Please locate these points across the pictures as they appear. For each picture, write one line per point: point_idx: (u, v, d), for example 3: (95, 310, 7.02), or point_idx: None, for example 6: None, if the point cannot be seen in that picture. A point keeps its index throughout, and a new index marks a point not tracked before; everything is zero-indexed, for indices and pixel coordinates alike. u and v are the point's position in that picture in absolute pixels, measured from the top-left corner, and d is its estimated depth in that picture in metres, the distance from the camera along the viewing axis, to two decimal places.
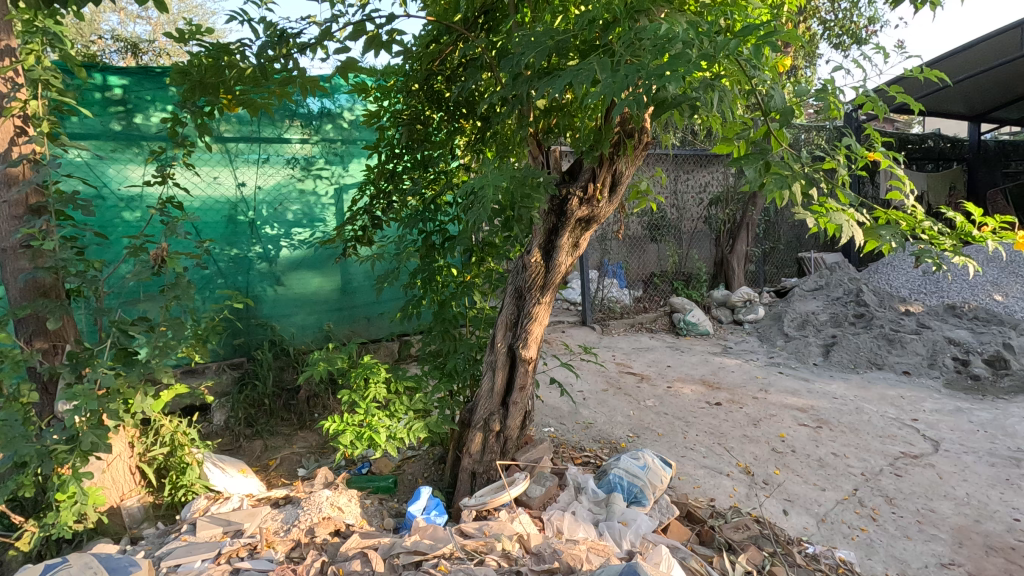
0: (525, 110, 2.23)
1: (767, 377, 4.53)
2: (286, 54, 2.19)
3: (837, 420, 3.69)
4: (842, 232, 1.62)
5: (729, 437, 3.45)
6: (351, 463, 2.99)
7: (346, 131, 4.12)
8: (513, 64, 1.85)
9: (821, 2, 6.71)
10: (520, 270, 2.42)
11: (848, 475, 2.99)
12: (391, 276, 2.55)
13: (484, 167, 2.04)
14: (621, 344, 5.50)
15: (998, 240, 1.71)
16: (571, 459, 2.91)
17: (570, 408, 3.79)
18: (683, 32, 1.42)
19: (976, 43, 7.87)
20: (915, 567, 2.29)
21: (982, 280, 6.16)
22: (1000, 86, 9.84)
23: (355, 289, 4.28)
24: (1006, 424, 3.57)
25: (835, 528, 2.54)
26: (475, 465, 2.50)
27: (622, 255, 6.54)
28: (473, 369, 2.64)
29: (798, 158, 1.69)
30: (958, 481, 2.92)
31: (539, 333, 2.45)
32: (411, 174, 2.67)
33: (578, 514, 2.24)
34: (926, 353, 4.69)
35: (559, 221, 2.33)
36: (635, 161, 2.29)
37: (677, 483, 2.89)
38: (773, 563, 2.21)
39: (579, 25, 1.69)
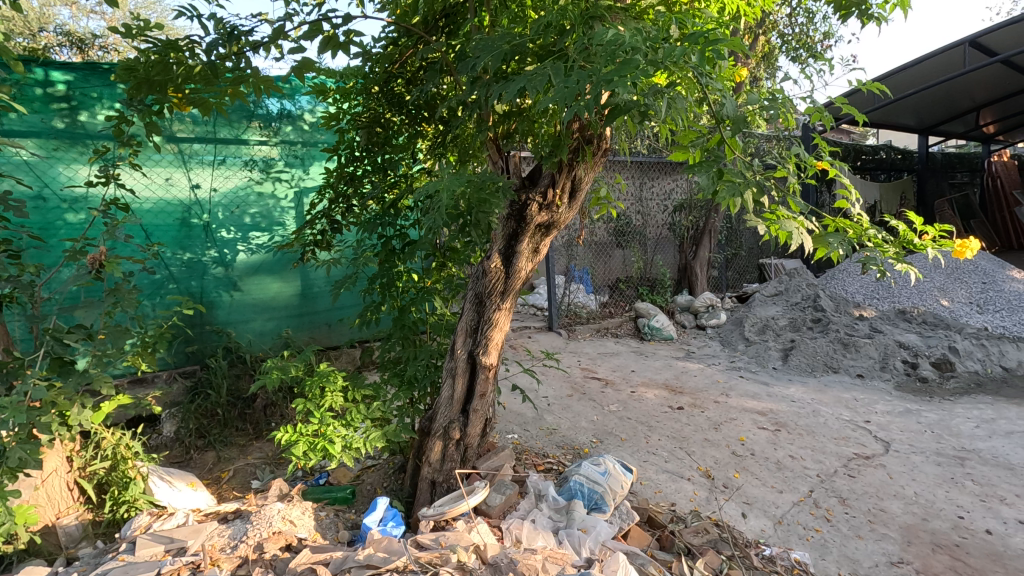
0: (484, 114, 2.21)
1: (728, 381, 4.62)
2: (238, 52, 2.11)
3: (795, 423, 3.77)
4: (792, 240, 1.64)
5: (691, 441, 3.49)
6: (308, 473, 2.92)
7: (306, 133, 4.03)
8: (469, 69, 1.83)
9: (779, 17, 6.94)
10: (480, 275, 2.39)
11: (804, 477, 3.05)
12: (349, 281, 2.46)
13: (443, 172, 2.01)
14: (586, 349, 5.53)
15: (938, 249, 1.78)
16: (534, 466, 2.90)
17: (534, 414, 3.78)
18: (633, 38, 1.43)
19: (922, 60, 8.25)
20: (867, 566, 2.34)
21: (930, 285, 6.44)
22: (946, 100, 10.32)
23: (315, 294, 4.18)
24: (952, 425, 3.72)
25: (791, 530, 2.58)
26: (435, 474, 2.45)
27: (588, 261, 6.78)
28: (433, 376, 2.61)
29: (750, 165, 1.72)
30: (907, 480, 3.01)
31: (499, 339, 2.42)
32: (371, 176, 2.60)
33: (538, 522, 2.21)
34: (879, 356, 4.85)
35: (519, 226, 2.32)
36: (594, 168, 2.28)
37: (639, 488, 2.90)
38: (731, 566, 2.23)
39: (535, 30, 1.68)
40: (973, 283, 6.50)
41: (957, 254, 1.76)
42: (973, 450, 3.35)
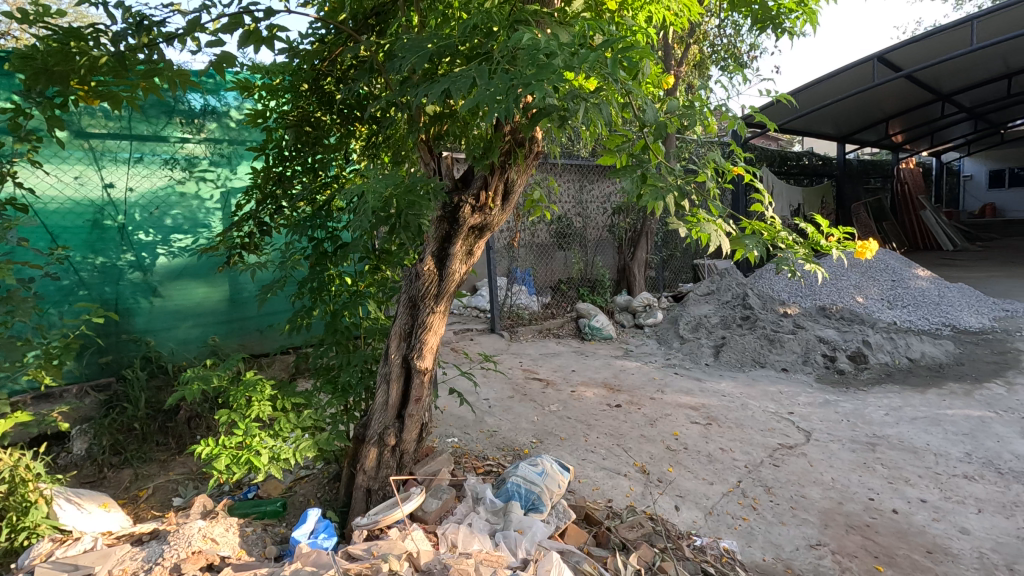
0: (415, 114, 2.18)
1: (664, 378, 4.77)
2: (150, 44, 1.98)
3: (725, 417, 3.94)
4: (711, 241, 1.73)
5: (628, 437, 3.58)
6: (236, 488, 2.78)
7: (233, 131, 3.85)
8: (395, 69, 1.81)
9: (709, 28, 7.27)
10: (413, 279, 2.36)
11: (733, 468, 3.19)
12: (276, 286, 2.32)
13: (373, 173, 1.96)
14: (528, 350, 5.56)
15: (842, 250, 1.91)
16: (473, 469, 2.89)
17: (475, 417, 3.78)
18: (551, 43, 1.46)
19: (837, 73, 8.86)
20: (788, 550, 2.47)
21: (847, 283, 6.89)
22: (860, 111, 11.10)
23: (244, 300, 4.01)
24: (865, 413, 3.99)
25: (720, 520, 2.69)
26: (370, 482, 2.39)
27: (530, 262, 6.89)
28: (367, 382, 2.54)
29: (673, 170, 1.79)
30: (825, 467, 3.20)
31: (434, 343, 2.40)
32: (301, 177, 2.50)
33: (474, 525, 2.20)
34: (801, 351, 5.13)
35: (452, 228, 2.31)
36: (526, 171, 2.29)
37: (577, 486, 2.94)
38: (664, 558, 2.27)
39: (461, 32, 1.67)
40: (884, 282, 7.04)
41: (858, 255, 1.89)
42: (882, 436, 3.60)
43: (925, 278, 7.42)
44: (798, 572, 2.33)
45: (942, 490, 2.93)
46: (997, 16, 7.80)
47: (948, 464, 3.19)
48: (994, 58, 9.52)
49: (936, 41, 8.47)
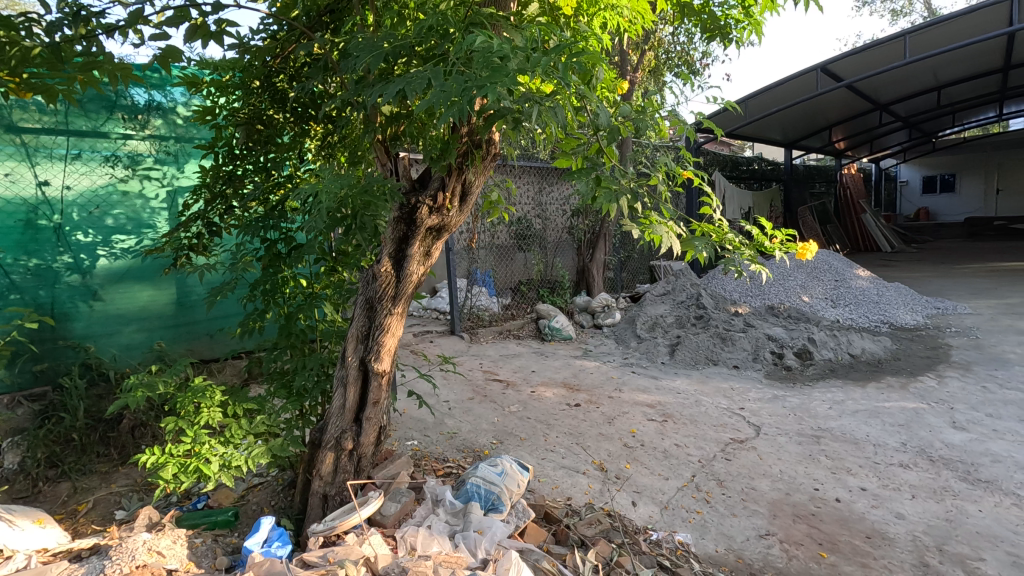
0: (371, 113, 2.15)
1: (621, 377, 4.87)
2: (88, 35, 1.89)
3: (680, 413, 4.05)
4: (664, 243, 1.80)
5: (586, 436, 3.63)
6: (184, 498, 2.69)
7: (180, 128, 3.71)
8: (349, 69, 1.80)
9: (664, 36, 7.48)
10: (370, 280, 2.33)
11: (687, 463, 3.28)
12: (226, 288, 2.24)
13: (327, 173, 1.93)
14: (488, 351, 5.58)
15: (784, 251, 2.00)
16: (433, 471, 2.88)
17: (435, 419, 3.76)
18: (505, 46, 1.48)
19: (784, 82, 9.27)
20: (739, 541, 2.56)
21: (795, 282, 7.20)
22: (805, 118, 11.62)
23: (193, 303, 3.86)
24: (810, 407, 4.17)
25: (675, 513, 2.77)
26: (327, 488, 2.35)
27: (490, 264, 6.89)
28: (324, 386, 2.49)
29: (626, 173, 1.86)
30: (774, 460, 3.33)
31: (392, 345, 2.37)
32: (253, 176, 2.42)
33: (434, 527, 2.19)
34: (751, 348, 5.33)
35: (409, 229, 2.29)
36: (484, 172, 2.30)
37: (537, 486, 2.97)
38: (621, 553, 2.31)
39: (415, 33, 1.67)
40: (827, 283, 7.40)
41: (800, 256, 1.98)
42: (826, 429, 3.78)
43: (865, 278, 7.82)
44: (748, 561, 2.41)
45: (880, 478, 3.10)
46: (928, 32, 8.31)
47: (885, 453, 3.38)
48: (925, 72, 10.14)
49: (873, 54, 8.96)
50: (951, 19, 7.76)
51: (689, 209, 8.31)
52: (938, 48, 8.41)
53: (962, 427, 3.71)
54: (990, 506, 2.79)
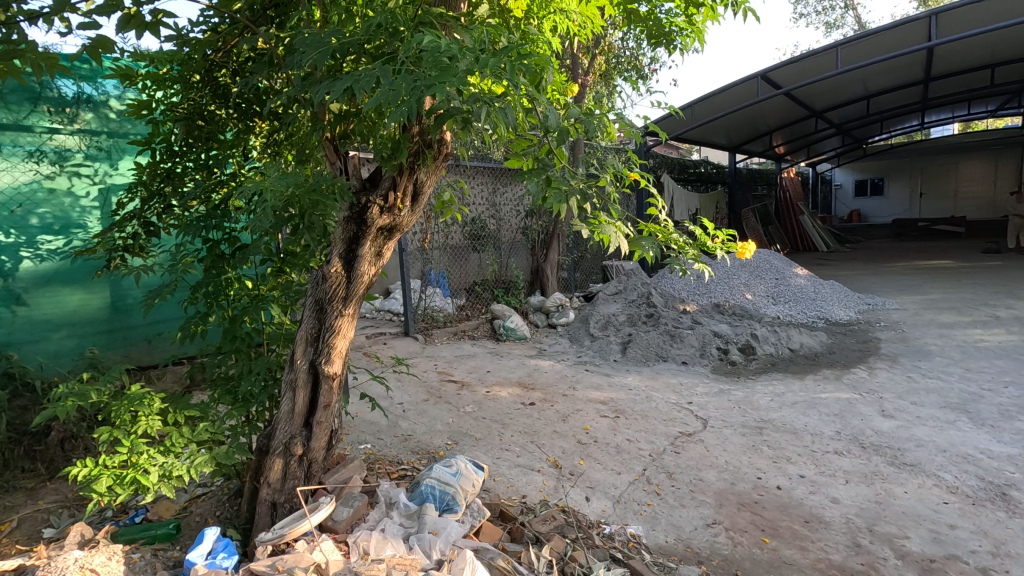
0: (318, 111, 2.10)
1: (575, 375, 4.94)
2: (7, 22, 1.76)
3: (632, 409, 4.15)
4: (612, 243, 1.86)
5: (541, 434, 3.67)
6: (121, 512, 2.55)
7: (113, 123, 3.52)
8: (296, 64, 1.76)
9: (614, 40, 7.66)
10: (320, 281, 2.29)
11: (639, 458, 3.36)
12: (165, 291, 2.14)
13: (273, 171, 1.87)
14: (443, 352, 5.56)
15: (725, 250, 2.09)
16: (388, 474, 2.85)
17: (389, 422, 3.72)
18: (454, 46, 1.49)
19: (727, 88, 9.66)
20: (688, 530, 2.65)
21: (739, 281, 7.50)
22: (747, 123, 12.13)
23: (129, 307, 3.72)
24: (753, 400, 4.36)
25: (627, 507, 2.83)
26: (275, 495, 2.28)
27: (445, 264, 6.87)
28: (271, 391, 2.42)
29: (575, 174, 1.91)
30: (720, 451, 3.46)
31: (343, 347, 2.33)
32: (193, 174, 2.32)
33: (387, 530, 2.16)
34: (698, 345, 5.52)
35: (359, 229, 2.26)
36: (435, 172, 2.29)
37: (493, 485, 2.98)
38: (575, 548, 2.35)
39: (363, 30, 1.65)
40: (769, 281, 7.75)
41: (739, 255, 2.08)
42: (768, 420, 3.96)
43: (803, 276, 8.24)
44: (696, 550, 2.50)
45: (817, 465, 3.27)
46: (857, 44, 8.83)
47: (822, 442, 3.57)
48: (856, 82, 10.76)
49: (808, 63, 9.44)
50: (878, 32, 8.27)
51: (639, 210, 8.53)
52: (867, 60, 8.95)
53: (890, 415, 3.96)
54: (915, 487, 3.00)
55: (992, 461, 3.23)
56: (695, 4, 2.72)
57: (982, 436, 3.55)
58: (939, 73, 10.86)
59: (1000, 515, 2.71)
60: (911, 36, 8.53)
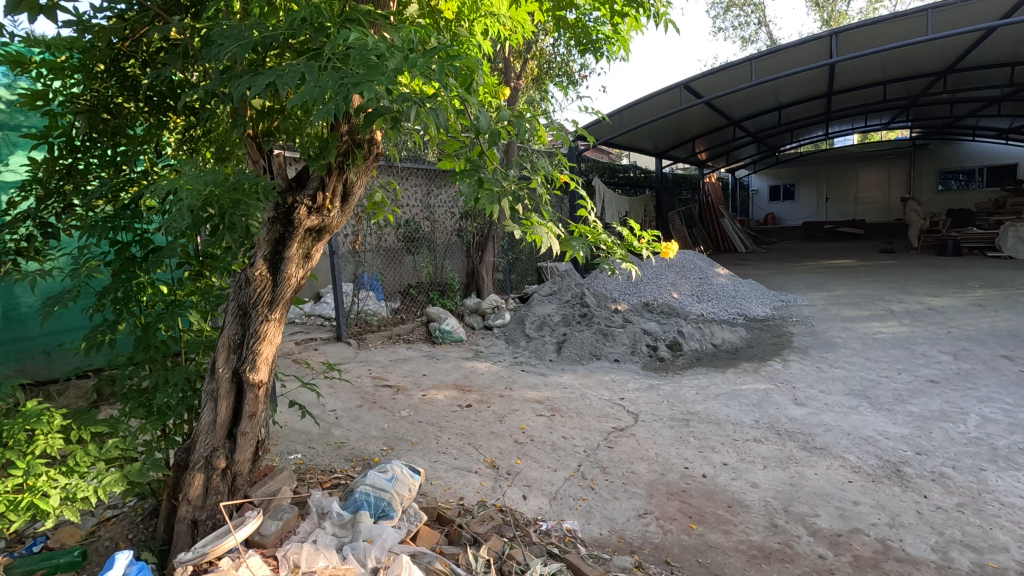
0: (239, 106, 2.00)
1: (511, 376, 4.99)
2: None
3: (567, 407, 4.24)
4: (543, 243, 1.91)
5: (478, 435, 3.67)
6: (15, 543, 2.33)
7: (2, 115, 3.22)
8: (213, 57, 1.68)
9: (544, 46, 7.81)
10: (243, 285, 2.18)
11: (574, 454, 3.44)
12: (65, 297, 1.97)
13: (189, 168, 1.76)
14: (377, 357, 5.45)
15: (651, 251, 2.19)
16: (320, 484, 2.76)
17: (321, 430, 3.60)
18: (381, 44, 1.47)
19: (652, 96, 10.09)
20: (621, 522, 2.74)
21: (666, 280, 7.84)
22: (672, 130, 12.71)
23: (24, 318, 3.41)
24: (680, 393, 4.57)
25: (563, 503, 2.89)
26: (196, 512, 2.15)
27: (378, 267, 6.73)
28: (190, 402, 2.28)
29: (507, 176, 1.95)
30: (650, 444, 3.61)
31: (270, 353, 2.23)
32: (99, 172, 2.16)
33: (320, 542, 2.08)
34: (629, 342, 5.72)
35: (286, 230, 2.18)
36: (366, 172, 2.25)
37: (430, 489, 2.96)
38: (512, 546, 2.36)
39: (285, 25, 1.60)
40: (693, 280, 8.15)
41: (664, 255, 2.18)
42: (694, 412, 4.16)
43: (724, 275, 8.73)
44: (629, 540, 2.58)
45: (738, 453, 3.47)
46: (769, 58, 9.47)
47: (742, 430, 3.80)
48: (768, 93, 11.53)
49: (725, 75, 10.03)
50: (786, 48, 8.90)
51: (572, 212, 8.73)
52: (778, 73, 9.61)
53: (802, 403, 4.27)
54: (823, 469, 3.25)
55: (889, 441, 3.55)
56: (620, 13, 2.82)
57: (880, 419, 3.90)
58: (839, 87, 11.83)
59: (895, 490, 2.99)
60: (815, 53, 9.26)
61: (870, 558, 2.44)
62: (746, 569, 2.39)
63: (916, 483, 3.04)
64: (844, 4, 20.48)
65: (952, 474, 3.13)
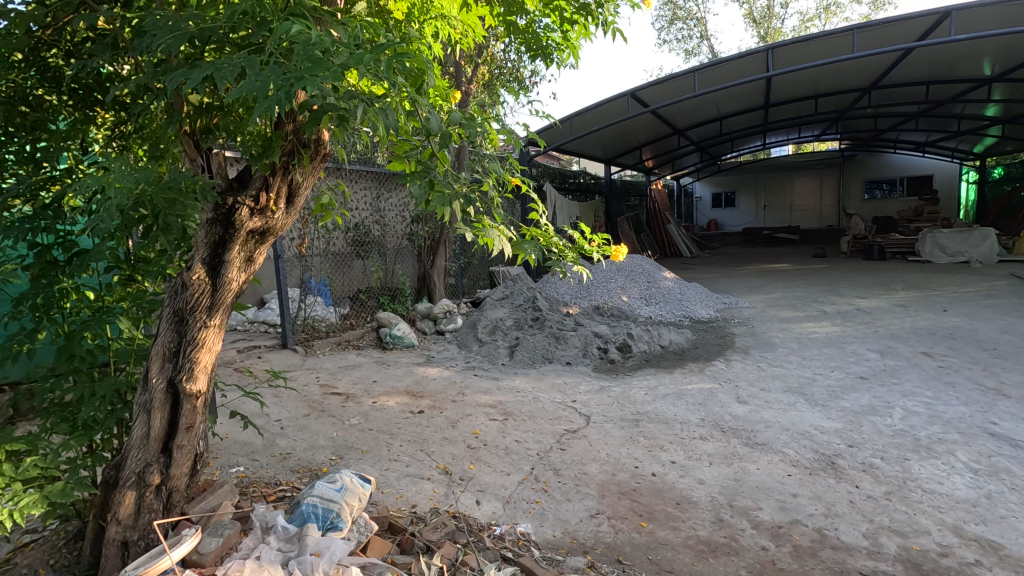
0: (174, 101, 1.90)
1: (464, 380, 4.96)
2: None
3: (520, 410, 4.25)
4: (495, 245, 1.91)
5: (430, 441, 3.63)
6: None
7: None
8: (144, 48, 1.59)
9: (495, 50, 7.83)
10: (179, 289, 2.07)
11: (526, 457, 3.45)
12: None
13: (118, 165, 1.65)
14: (326, 364, 5.30)
15: (601, 253, 2.23)
16: (264, 497, 2.64)
17: (265, 441, 3.47)
18: (326, 40, 1.43)
19: (601, 104, 10.33)
20: (573, 523, 2.76)
21: (615, 283, 8.02)
22: (620, 137, 13.03)
23: None
24: (630, 394, 4.68)
25: (517, 506, 2.89)
26: (127, 533, 2.02)
27: (326, 271, 6.57)
28: (118, 415, 2.14)
29: (458, 179, 1.94)
30: (601, 445, 3.66)
31: (209, 362, 2.13)
32: (16, 169, 1.99)
33: (264, 557, 2.00)
34: (581, 345, 5.79)
35: (227, 232, 2.08)
36: (312, 173, 2.19)
37: (380, 497, 2.89)
38: (465, 552, 2.34)
39: (224, 17, 1.54)
40: (641, 284, 8.37)
41: (614, 258, 2.22)
42: (644, 412, 4.25)
43: (671, 279, 9.01)
44: (581, 541, 2.61)
45: (685, 451, 3.57)
46: (712, 70, 9.83)
47: (689, 429, 3.92)
48: (711, 104, 11.99)
49: (670, 85, 10.36)
50: (728, 60, 9.27)
51: (524, 217, 8.79)
52: (720, 84, 10.00)
53: (744, 401, 4.45)
54: (765, 463, 3.39)
55: (824, 435, 3.75)
56: (570, 21, 2.86)
57: (816, 414, 4.11)
58: (775, 100, 12.47)
59: (830, 481, 3.15)
60: (753, 66, 9.71)
61: (809, 547, 2.56)
62: (694, 564, 2.45)
63: (848, 474, 3.22)
64: (778, 22, 21.62)
65: (881, 464, 3.33)
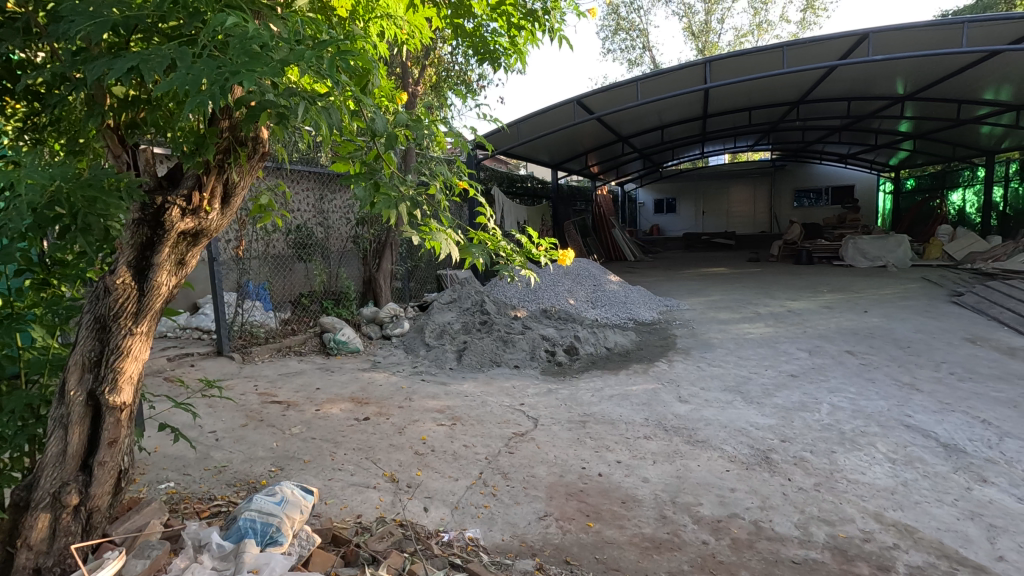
0: (95, 93, 1.77)
1: (411, 386, 4.87)
2: None
3: (467, 415, 4.22)
4: (441, 248, 1.90)
5: (376, 449, 3.54)
6: None
7: None
8: (60, 34, 1.47)
9: (442, 52, 7.77)
10: (101, 295, 1.93)
11: (474, 462, 3.42)
12: None
13: (30, 160, 1.52)
14: (265, 371, 5.09)
15: (548, 258, 2.25)
16: (196, 513, 2.50)
17: (198, 454, 3.29)
18: (264, 34, 1.38)
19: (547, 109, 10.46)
20: (522, 526, 2.76)
21: (562, 287, 8.12)
22: (566, 143, 13.24)
23: None
24: (577, 396, 4.74)
25: (465, 511, 2.87)
26: (39, 560, 1.86)
27: (265, 274, 6.32)
28: (31, 431, 1.96)
29: (405, 181, 1.91)
30: (549, 447, 3.69)
31: (135, 371, 1.99)
32: None
33: None
34: (529, 348, 5.82)
35: (155, 234, 1.96)
36: (249, 173, 2.09)
37: (324, 509, 2.80)
38: (413, 561, 2.29)
39: (151, 4, 1.44)
40: (587, 287, 8.53)
41: (561, 262, 2.24)
42: (591, 414, 4.32)
43: (616, 283, 9.23)
44: (530, 543, 2.61)
45: (630, 450, 3.66)
46: (653, 80, 10.15)
47: (634, 429, 4.01)
48: (653, 113, 12.39)
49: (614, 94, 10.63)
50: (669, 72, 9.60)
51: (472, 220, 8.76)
52: (662, 94, 10.34)
53: (686, 400, 4.60)
54: (705, 460, 3.52)
55: (759, 431, 3.93)
56: (518, 25, 2.89)
57: (752, 411, 4.31)
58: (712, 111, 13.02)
59: (765, 475, 3.30)
60: (692, 77, 10.10)
61: (746, 539, 2.67)
62: (639, 561, 2.51)
63: (782, 468, 3.39)
64: (715, 36, 22.60)
65: (811, 457, 3.52)
